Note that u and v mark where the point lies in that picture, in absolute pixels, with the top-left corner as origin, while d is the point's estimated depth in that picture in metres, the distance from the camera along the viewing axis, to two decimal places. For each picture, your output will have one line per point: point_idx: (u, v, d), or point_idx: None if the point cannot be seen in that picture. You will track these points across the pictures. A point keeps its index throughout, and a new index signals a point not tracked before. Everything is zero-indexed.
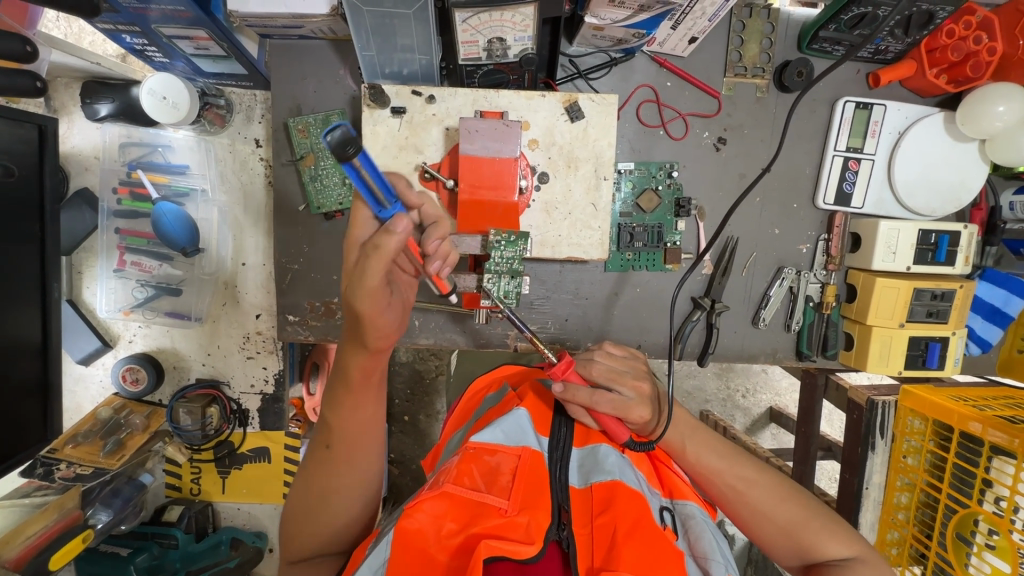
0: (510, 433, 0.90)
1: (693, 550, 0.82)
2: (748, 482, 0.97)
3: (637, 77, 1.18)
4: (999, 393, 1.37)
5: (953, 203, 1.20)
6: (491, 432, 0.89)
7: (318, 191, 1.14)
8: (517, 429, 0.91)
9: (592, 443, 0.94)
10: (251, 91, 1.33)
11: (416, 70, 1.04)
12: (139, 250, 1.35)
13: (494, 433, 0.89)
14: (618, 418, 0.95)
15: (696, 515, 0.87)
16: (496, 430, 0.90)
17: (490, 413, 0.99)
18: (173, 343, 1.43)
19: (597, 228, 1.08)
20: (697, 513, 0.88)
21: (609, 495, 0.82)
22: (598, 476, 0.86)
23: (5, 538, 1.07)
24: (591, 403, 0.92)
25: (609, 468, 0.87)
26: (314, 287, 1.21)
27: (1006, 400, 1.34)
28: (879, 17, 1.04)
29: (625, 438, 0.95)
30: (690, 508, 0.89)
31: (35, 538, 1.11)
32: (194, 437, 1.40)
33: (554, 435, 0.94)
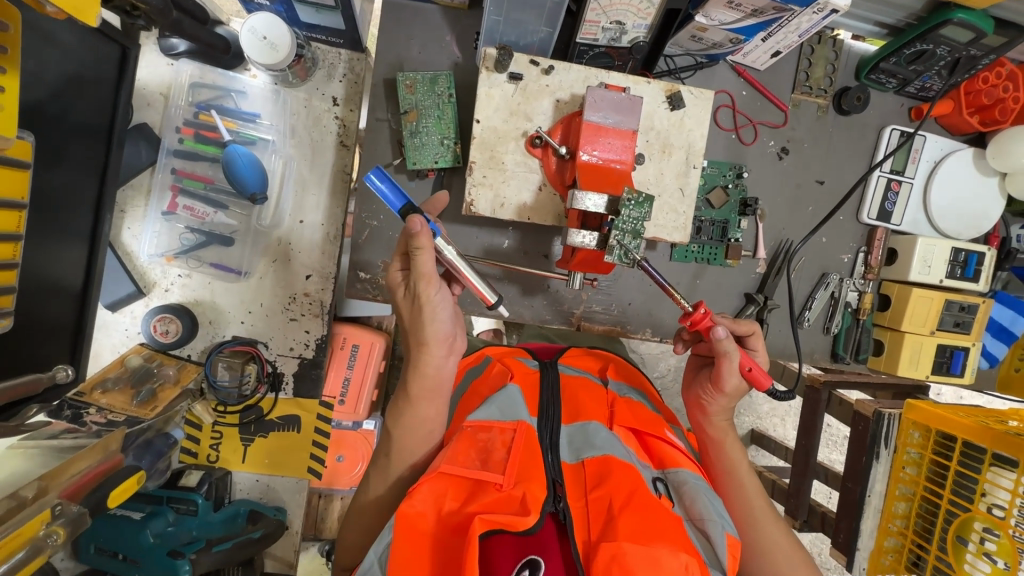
0: (504, 409, 0.93)
1: (690, 513, 0.89)
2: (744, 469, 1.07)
3: (717, 83, 1.28)
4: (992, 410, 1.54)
5: (974, 229, 1.35)
6: (486, 410, 0.92)
7: (415, 146, 1.13)
8: (511, 404, 0.93)
9: (582, 419, 0.95)
10: (337, 49, 1.32)
11: (532, 43, 1.09)
12: (195, 195, 1.30)
13: (490, 411, 0.92)
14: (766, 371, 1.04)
15: (690, 480, 0.92)
16: (491, 407, 0.93)
17: (484, 391, 1.03)
18: (212, 297, 1.36)
19: (682, 212, 1.14)
20: (690, 478, 0.92)
21: (603, 469, 0.83)
22: (589, 451, 0.87)
23: (62, 466, 0.87)
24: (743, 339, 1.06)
25: (600, 444, 0.88)
26: (390, 246, 1.20)
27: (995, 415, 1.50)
28: (935, 56, 1.19)
29: (773, 381, 1.04)
30: (684, 475, 0.93)
31: (85, 475, 0.91)
32: (230, 396, 1.35)
33: (544, 414, 0.95)
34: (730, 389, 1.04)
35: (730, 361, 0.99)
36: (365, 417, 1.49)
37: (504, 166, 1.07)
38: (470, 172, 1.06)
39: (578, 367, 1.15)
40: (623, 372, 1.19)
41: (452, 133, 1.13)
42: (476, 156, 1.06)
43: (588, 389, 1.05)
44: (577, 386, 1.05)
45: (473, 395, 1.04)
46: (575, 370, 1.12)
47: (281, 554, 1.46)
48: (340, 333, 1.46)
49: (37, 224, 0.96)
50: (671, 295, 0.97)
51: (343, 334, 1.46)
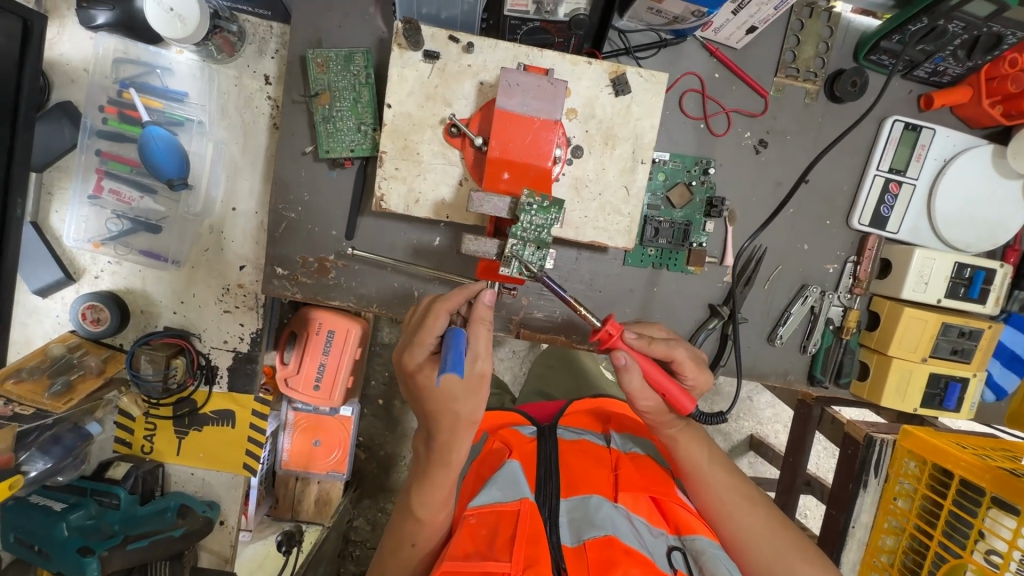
0: (506, 487, 0.80)
1: None
2: (712, 460, 0.94)
3: (684, 64, 1.11)
4: (999, 445, 1.36)
5: (989, 242, 1.15)
6: (488, 493, 0.80)
7: (329, 133, 1.02)
8: (511, 482, 0.81)
9: (581, 492, 0.83)
10: (268, 22, 1.22)
11: (456, 16, 0.95)
12: (120, 178, 1.23)
13: (491, 493, 0.80)
14: (684, 392, 0.86)
15: (708, 551, 0.80)
16: (492, 488, 0.81)
17: (481, 471, 0.90)
18: (144, 286, 1.31)
19: (626, 214, 1.00)
20: (709, 547, 0.80)
21: (606, 555, 0.72)
22: (591, 531, 0.76)
23: None
24: (666, 354, 0.90)
25: (602, 522, 0.77)
26: (310, 241, 1.11)
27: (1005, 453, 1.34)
28: (949, 32, 1.00)
29: (695, 405, 0.87)
30: (701, 543, 0.81)
31: None
32: (154, 390, 1.28)
33: (543, 489, 0.83)
34: (648, 408, 0.92)
35: (630, 385, 0.88)
36: (340, 404, 1.46)
37: (419, 157, 0.95)
38: (381, 163, 0.95)
39: (576, 429, 1.01)
40: (627, 423, 1.05)
41: (369, 118, 1.02)
42: (387, 146, 0.94)
43: (591, 451, 0.92)
44: (578, 448, 0.92)
45: (474, 477, 0.91)
46: (575, 433, 0.98)
47: (216, 548, 1.44)
48: (315, 318, 1.40)
49: None
50: (574, 310, 0.84)
51: (319, 320, 1.40)
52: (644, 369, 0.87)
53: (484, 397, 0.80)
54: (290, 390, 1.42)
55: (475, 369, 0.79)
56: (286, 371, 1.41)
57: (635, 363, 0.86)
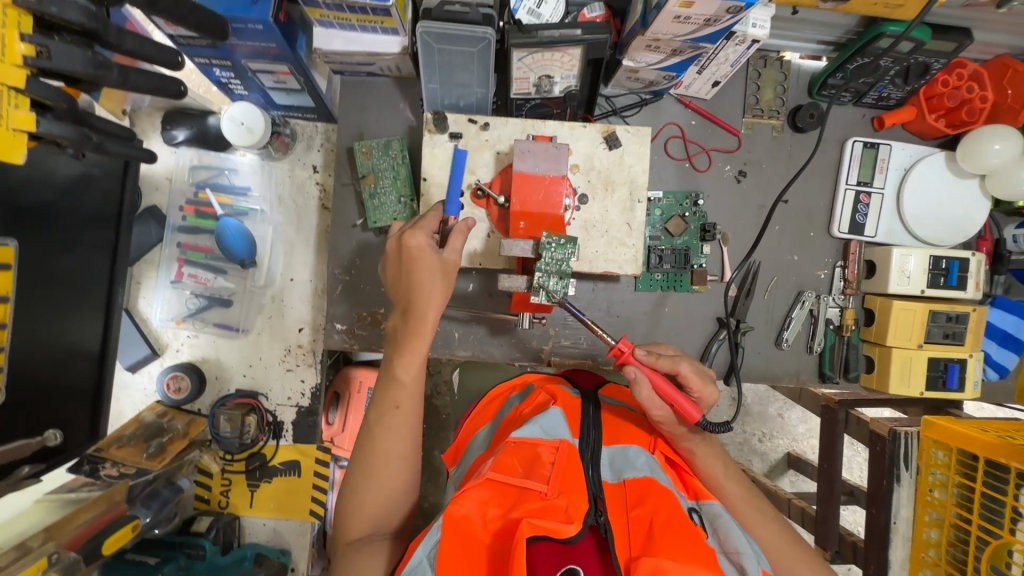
0: (548, 428, 0.91)
1: (724, 546, 0.81)
2: (727, 475, 1.02)
3: (664, 116, 1.31)
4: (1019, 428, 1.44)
5: (959, 235, 1.29)
6: (530, 428, 0.90)
7: (375, 206, 1.23)
8: (555, 425, 0.91)
9: (621, 443, 0.95)
10: (314, 123, 1.47)
11: (472, 103, 1.17)
12: (197, 264, 1.46)
13: (534, 429, 0.90)
14: (691, 403, 0.93)
15: (722, 515, 0.88)
16: (535, 426, 0.91)
17: (523, 413, 1.02)
18: (217, 354, 1.49)
19: (631, 246, 1.17)
20: (722, 512, 0.89)
21: (642, 489, 0.82)
22: (631, 473, 0.87)
23: (59, 522, 1.11)
24: (674, 368, 0.96)
25: (640, 466, 0.88)
26: (362, 297, 1.29)
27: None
28: (881, 67, 1.18)
29: (700, 416, 0.94)
30: (716, 508, 0.90)
31: (85, 526, 1.14)
32: (232, 445, 1.44)
33: (586, 436, 0.92)
34: (660, 418, 0.99)
35: (641, 397, 0.96)
36: None
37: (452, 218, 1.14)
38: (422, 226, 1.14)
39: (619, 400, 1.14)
40: None
41: (407, 191, 1.22)
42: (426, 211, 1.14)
43: (629, 423, 1.04)
44: (615, 416, 1.05)
45: (515, 419, 1.03)
46: (614, 401, 1.12)
47: None
48: (355, 377, 1.60)
49: (46, 300, 1.10)
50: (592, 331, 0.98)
51: (359, 378, 1.60)
52: (654, 380, 0.95)
53: (452, 282, 1.00)
54: (337, 447, 1.59)
55: (447, 259, 1.00)
56: (331, 430, 1.59)
57: (644, 377, 0.95)
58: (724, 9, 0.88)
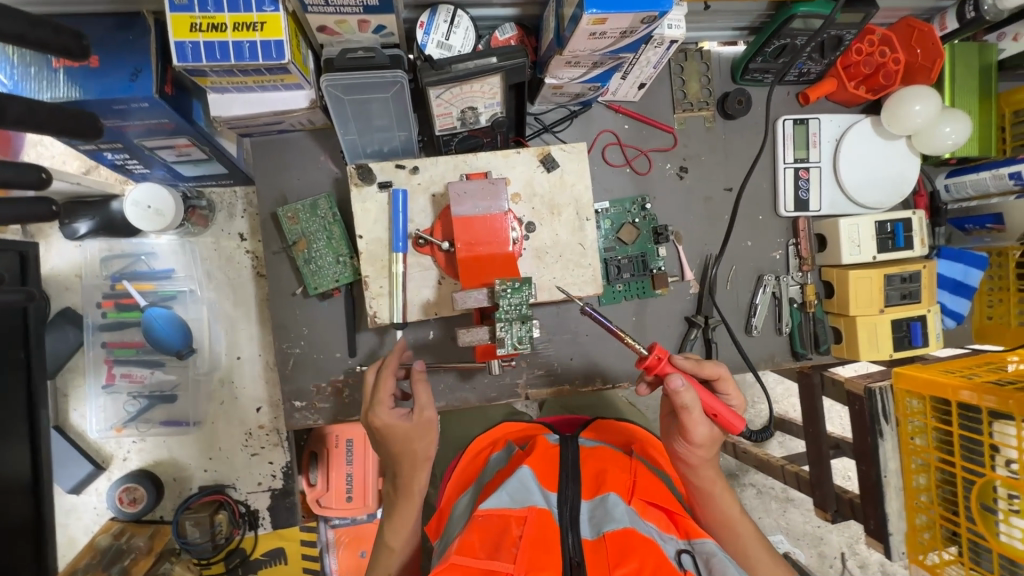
0: (516, 495, 0.86)
1: None
2: (739, 514, 1.05)
3: (596, 125, 1.28)
4: (983, 360, 1.41)
5: (897, 195, 1.32)
6: (497, 497, 0.86)
7: (313, 272, 1.14)
8: (523, 489, 0.87)
9: (602, 491, 0.89)
10: (231, 188, 1.36)
11: (396, 146, 1.10)
12: (129, 361, 1.32)
13: (500, 498, 0.86)
14: (736, 412, 0.98)
15: (716, 552, 0.85)
16: (501, 494, 0.87)
17: (498, 476, 0.99)
18: (171, 454, 1.37)
19: (588, 265, 1.13)
20: (715, 549, 0.85)
21: (623, 544, 0.78)
22: (610, 525, 0.82)
23: None
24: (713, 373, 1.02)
25: (619, 516, 0.82)
26: (318, 368, 1.20)
27: (990, 366, 1.37)
28: (796, 46, 1.20)
29: (745, 423, 0.99)
30: (709, 546, 0.86)
31: None
32: (205, 550, 1.33)
33: (562, 490, 0.90)
34: (699, 437, 0.99)
35: (688, 410, 0.96)
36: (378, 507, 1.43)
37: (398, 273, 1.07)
38: (366, 286, 1.07)
39: (601, 440, 1.11)
40: (651, 449, 1.14)
41: (345, 249, 1.14)
42: (367, 270, 1.07)
43: (611, 460, 1.00)
44: (597, 458, 1.00)
45: (496, 479, 0.98)
46: (594, 442, 1.09)
47: None
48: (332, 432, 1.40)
49: None
50: (621, 339, 0.97)
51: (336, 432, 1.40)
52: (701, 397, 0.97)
53: (430, 439, 1.02)
54: (325, 509, 1.40)
55: (422, 417, 1.02)
56: (314, 492, 1.40)
57: (691, 388, 0.96)
58: (638, 20, 0.84)
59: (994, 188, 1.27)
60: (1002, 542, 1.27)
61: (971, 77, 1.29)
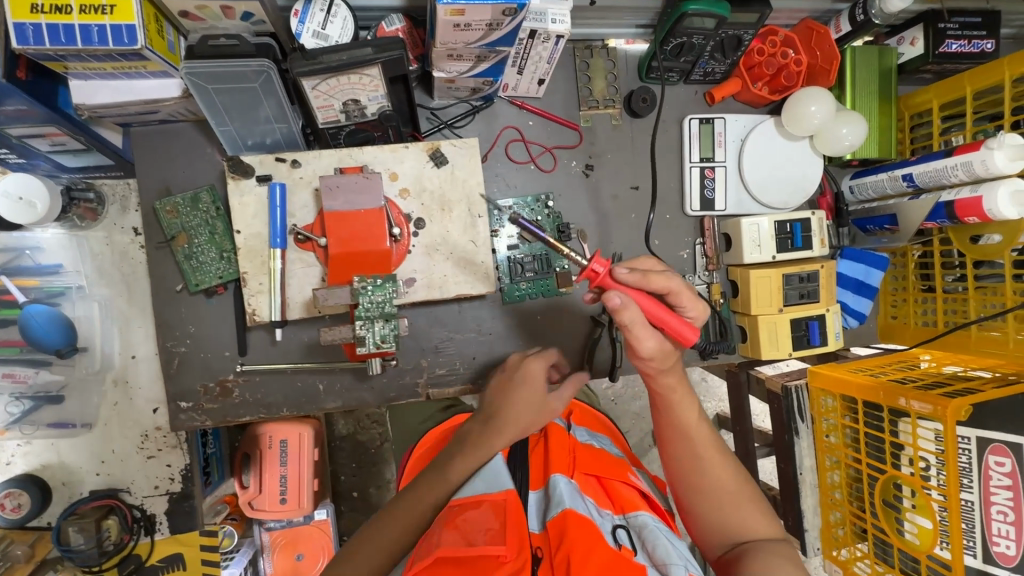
0: (489, 480, 0.92)
1: (655, 560, 0.79)
2: (698, 420, 1.02)
3: (500, 121, 1.26)
4: (895, 359, 1.37)
5: (801, 195, 1.33)
6: (472, 487, 0.92)
7: (194, 268, 1.11)
8: (495, 475, 0.93)
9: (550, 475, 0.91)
10: (124, 181, 1.32)
11: (279, 139, 1.07)
12: (12, 361, 1.25)
13: (477, 486, 0.91)
14: (689, 323, 0.90)
15: (649, 523, 0.85)
16: (476, 481, 0.92)
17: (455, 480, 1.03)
18: (60, 457, 1.31)
19: (480, 263, 1.11)
20: (649, 520, 0.85)
21: (564, 530, 0.77)
22: (552, 511, 0.83)
23: None
24: (655, 284, 0.91)
25: (559, 499, 0.83)
26: (205, 368, 1.16)
27: (900, 364, 1.34)
28: (695, 45, 1.19)
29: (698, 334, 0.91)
30: (643, 518, 0.86)
31: None
32: (91, 557, 1.28)
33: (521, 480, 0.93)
34: (648, 352, 0.91)
35: (633, 328, 0.88)
36: (312, 509, 1.53)
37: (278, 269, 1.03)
38: (245, 283, 1.04)
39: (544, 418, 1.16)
40: (586, 418, 1.20)
41: (229, 244, 1.11)
42: (246, 266, 1.04)
43: (558, 439, 1.03)
44: (560, 435, 1.04)
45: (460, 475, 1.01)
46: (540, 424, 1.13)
47: None
48: (265, 432, 1.45)
49: None
50: (559, 251, 0.88)
51: (269, 433, 1.46)
52: (644, 307, 0.90)
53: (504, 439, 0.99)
54: (257, 510, 1.47)
55: (487, 425, 1.01)
56: (247, 494, 1.45)
57: (630, 304, 0.86)
58: (499, 13, 0.83)
59: (891, 190, 1.28)
60: (903, 539, 1.23)
61: (873, 80, 1.30)
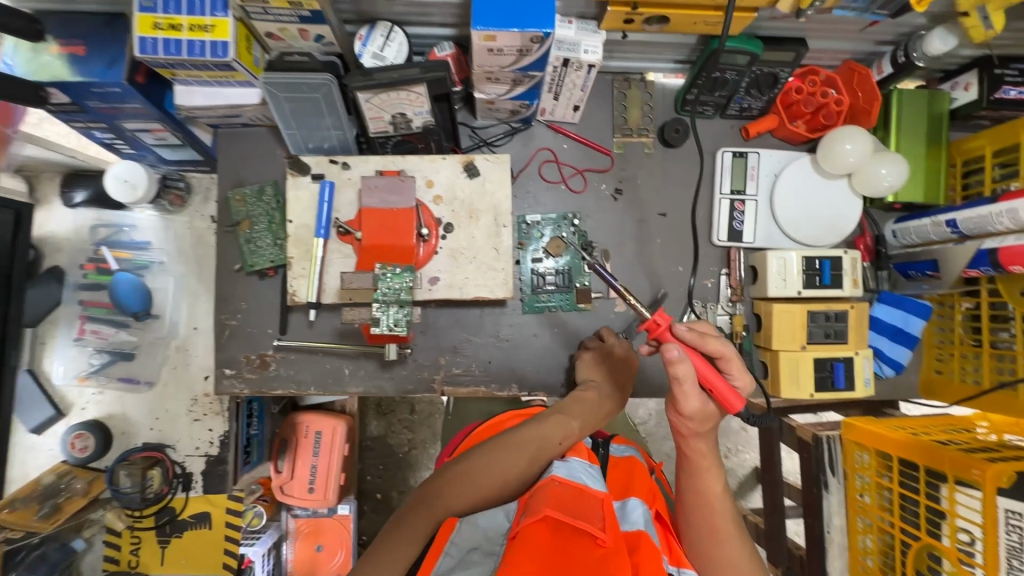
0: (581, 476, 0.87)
1: None
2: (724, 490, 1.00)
3: (537, 142, 1.35)
4: (945, 422, 1.28)
5: (836, 235, 1.31)
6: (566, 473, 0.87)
7: (251, 251, 1.27)
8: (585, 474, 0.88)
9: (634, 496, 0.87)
10: (210, 175, 1.53)
11: (335, 144, 1.22)
12: (99, 320, 1.48)
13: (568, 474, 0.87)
14: (736, 393, 0.90)
15: None
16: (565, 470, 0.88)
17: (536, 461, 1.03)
18: (123, 409, 1.49)
19: (501, 269, 1.19)
20: None
21: (643, 542, 0.74)
22: (628, 524, 0.79)
23: None
24: (721, 349, 0.94)
25: (636, 518, 0.80)
26: (249, 341, 1.30)
27: (948, 428, 1.25)
28: (728, 80, 1.23)
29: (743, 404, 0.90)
30: None
31: None
32: (133, 500, 1.41)
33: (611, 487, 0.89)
34: (691, 412, 0.94)
35: (682, 383, 0.91)
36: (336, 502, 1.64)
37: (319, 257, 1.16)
38: (290, 267, 1.17)
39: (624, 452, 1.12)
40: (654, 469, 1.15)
41: (283, 233, 1.26)
42: (293, 252, 1.17)
43: (636, 472, 0.99)
44: (633, 471, 1.00)
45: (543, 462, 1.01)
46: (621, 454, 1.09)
47: None
48: (303, 422, 1.63)
49: None
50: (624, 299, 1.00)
51: (307, 423, 1.63)
52: (698, 371, 0.91)
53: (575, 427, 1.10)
54: (286, 496, 1.61)
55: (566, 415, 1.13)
56: (280, 478, 1.61)
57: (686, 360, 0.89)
58: (528, 39, 0.92)
59: (935, 235, 1.23)
60: None
61: (921, 125, 1.27)
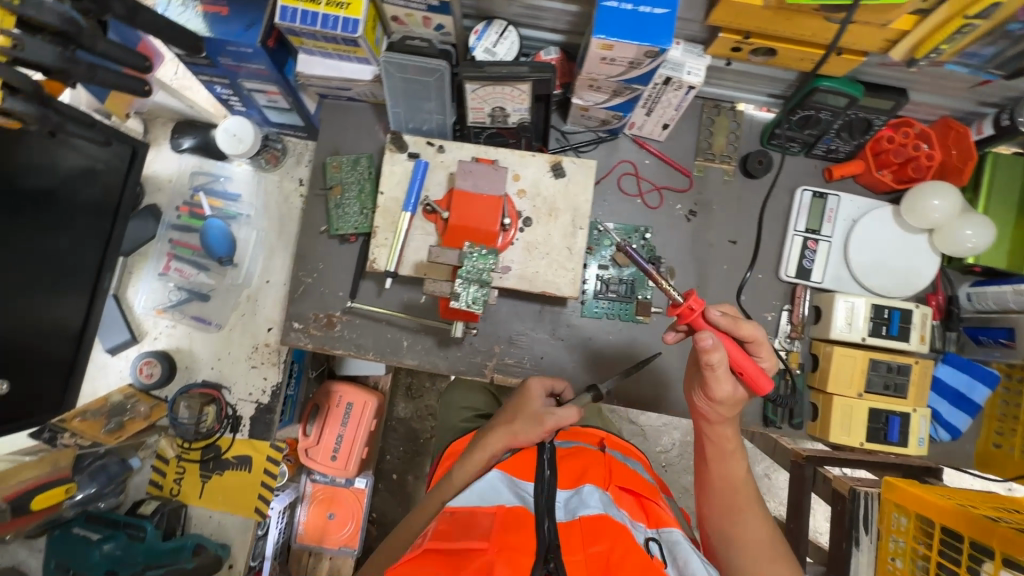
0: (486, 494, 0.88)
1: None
2: (745, 477, 1.07)
3: (619, 154, 1.40)
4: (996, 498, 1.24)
5: (908, 289, 1.30)
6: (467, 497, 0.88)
7: (338, 216, 1.35)
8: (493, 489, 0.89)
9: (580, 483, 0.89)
10: (305, 141, 1.62)
11: (433, 128, 1.29)
12: (184, 259, 1.59)
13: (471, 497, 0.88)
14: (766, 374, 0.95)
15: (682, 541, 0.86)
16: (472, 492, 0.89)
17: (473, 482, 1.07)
18: (190, 346, 1.58)
19: (571, 269, 1.23)
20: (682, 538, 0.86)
21: (598, 527, 0.79)
22: (584, 510, 0.82)
23: None
24: (745, 333, 0.97)
25: (592, 502, 0.83)
26: (320, 300, 1.37)
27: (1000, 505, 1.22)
28: (822, 120, 1.24)
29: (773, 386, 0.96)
30: (675, 535, 0.87)
31: None
32: (187, 432, 1.51)
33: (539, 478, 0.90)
34: (721, 396, 0.98)
35: (716, 367, 0.93)
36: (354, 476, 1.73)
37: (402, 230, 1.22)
38: (374, 235, 1.24)
39: (575, 442, 1.08)
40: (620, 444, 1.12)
41: (370, 203, 1.34)
42: (379, 222, 1.24)
43: (585, 457, 0.98)
44: (583, 454, 0.99)
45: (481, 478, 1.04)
46: (569, 444, 1.06)
47: None
48: (337, 391, 1.73)
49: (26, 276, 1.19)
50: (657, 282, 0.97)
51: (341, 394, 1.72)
52: (731, 355, 0.95)
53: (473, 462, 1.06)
54: (310, 459, 1.71)
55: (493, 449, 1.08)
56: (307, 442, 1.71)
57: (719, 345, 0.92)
58: (642, 53, 0.97)
59: (1014, 304, 1.20)
60: None
61: (1013, 192, 1.25)
